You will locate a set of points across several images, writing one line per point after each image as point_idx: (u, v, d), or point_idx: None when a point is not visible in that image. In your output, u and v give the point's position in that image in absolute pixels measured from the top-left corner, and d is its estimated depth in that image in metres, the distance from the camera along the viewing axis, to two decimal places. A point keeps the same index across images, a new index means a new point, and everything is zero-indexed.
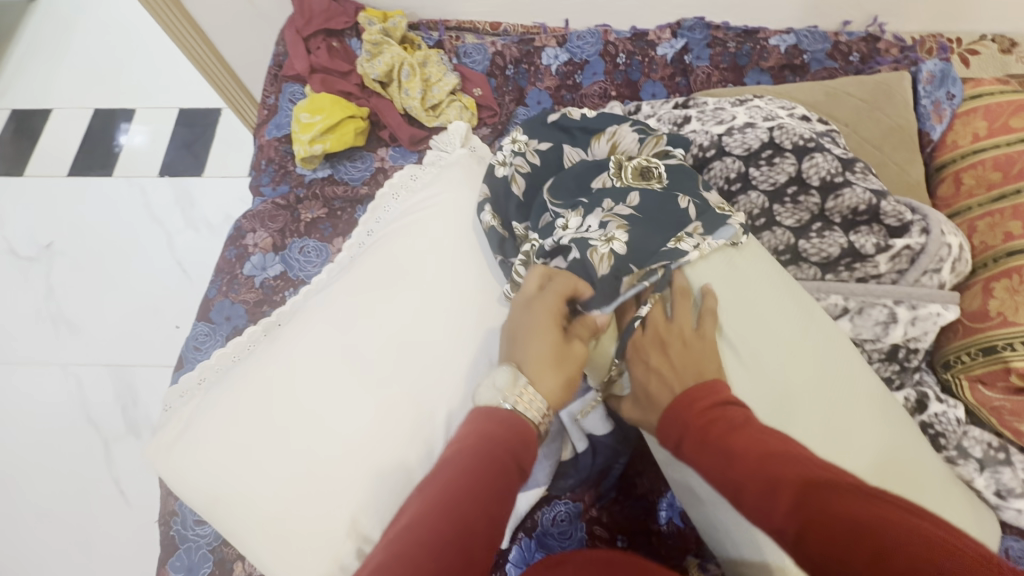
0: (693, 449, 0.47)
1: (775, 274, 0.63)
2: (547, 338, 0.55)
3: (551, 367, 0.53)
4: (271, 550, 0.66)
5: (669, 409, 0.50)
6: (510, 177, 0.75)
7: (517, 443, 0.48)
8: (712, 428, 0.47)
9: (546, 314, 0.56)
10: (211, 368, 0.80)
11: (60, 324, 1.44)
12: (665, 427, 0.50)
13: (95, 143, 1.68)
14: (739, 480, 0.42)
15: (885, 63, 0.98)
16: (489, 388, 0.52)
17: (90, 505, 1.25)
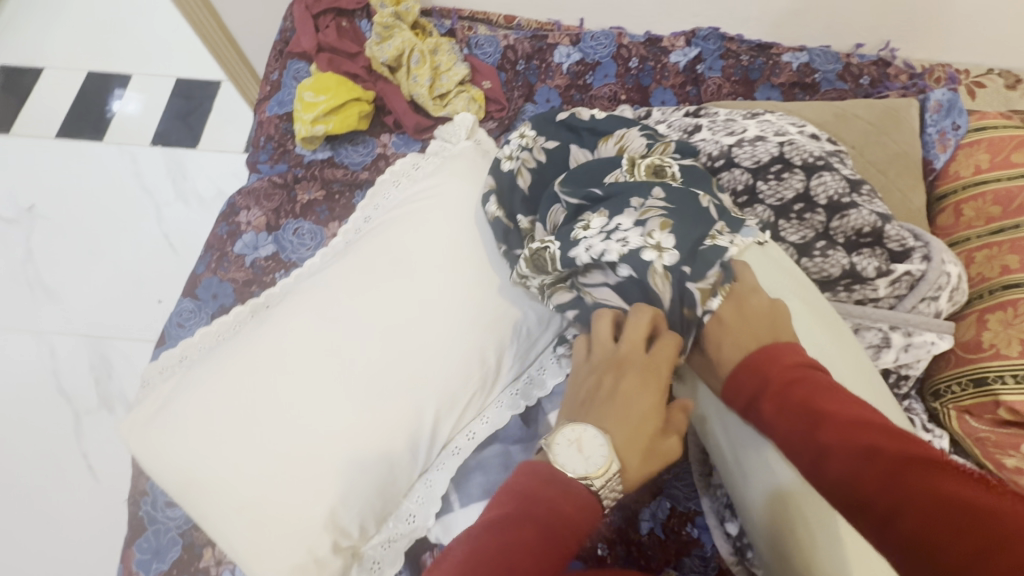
0: (769, 407, 0.46)
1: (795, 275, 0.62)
2: (649, 418, 0.49)
3: (642, 453, 0.47)
4: (245, 538, 0.64)
5: (749, 367, 0.50)
6: (517, 170, 0.73)
7: (583, 516, 0.43)
8: (795, 389, 0.45)
9: (655, 387, 0.50)
10: (194, 346, 0.78)
11: (38, 289, 1.40)
12: (740, 383, 0.50)
13: (88, 106, 1.64)
14: (822, 444, 0.41)
15: (893, 88, 0.98)
16: (570, 448, 0.46)
17: (57, 477, 1.22)
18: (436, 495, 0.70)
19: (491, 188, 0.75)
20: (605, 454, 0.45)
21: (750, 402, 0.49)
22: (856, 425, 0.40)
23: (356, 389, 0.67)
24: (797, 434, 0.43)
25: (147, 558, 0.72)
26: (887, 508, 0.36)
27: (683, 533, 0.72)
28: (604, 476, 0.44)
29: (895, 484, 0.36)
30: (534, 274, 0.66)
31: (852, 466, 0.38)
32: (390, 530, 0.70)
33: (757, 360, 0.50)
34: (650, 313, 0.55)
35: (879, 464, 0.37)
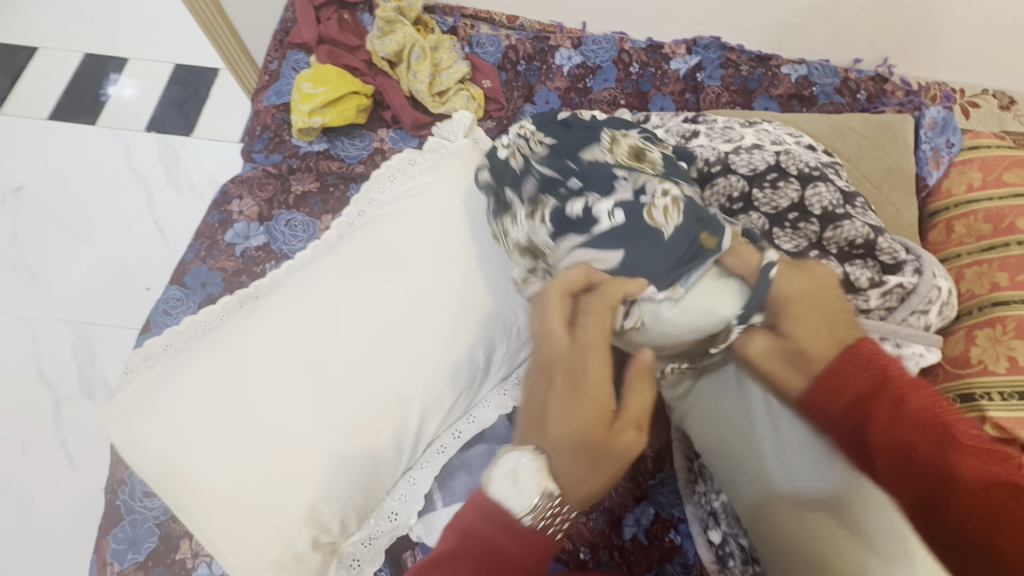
0: (881, 411, 0.45)
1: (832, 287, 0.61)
2: (585, 424, 0.44)
3: (588, 466, 0.45)
4: (225, 532, 0.63)
5: (846, 364, 0.47)
6: (510, 155, 0.67)
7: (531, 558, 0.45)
8: (911, 397, 0.45)
9: (586, 392, 0.44)
10: (179, 335, 0.77)
11: (22, 271, 1.38)
12: (846, 376, 0.46)
13: (82, 89, 1.62)
14: (941, 460, 0.42)
15: (889, 105, 0.99)
16: (508, 478, 0.46)
17: (33, 464, 1.20)
18: (420, 492, 0.70)
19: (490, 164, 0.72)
20: (538, 485, 0.44)
21: (848, 402, 0.46)
22: (963, 448, 0.44)
23: (345, 382, 0.66)
24: (912, 445, 0.43)
25: (122, 549, 0.70)
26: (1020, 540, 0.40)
27: (666, 540, 0.72)
28: (542, 498, 0.44)
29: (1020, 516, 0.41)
30: (516, 223, 0.64)
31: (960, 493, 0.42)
32: (372, 528, 0.70)
33: (856, 354, 0.47)
34: (581, 272, 0.55)
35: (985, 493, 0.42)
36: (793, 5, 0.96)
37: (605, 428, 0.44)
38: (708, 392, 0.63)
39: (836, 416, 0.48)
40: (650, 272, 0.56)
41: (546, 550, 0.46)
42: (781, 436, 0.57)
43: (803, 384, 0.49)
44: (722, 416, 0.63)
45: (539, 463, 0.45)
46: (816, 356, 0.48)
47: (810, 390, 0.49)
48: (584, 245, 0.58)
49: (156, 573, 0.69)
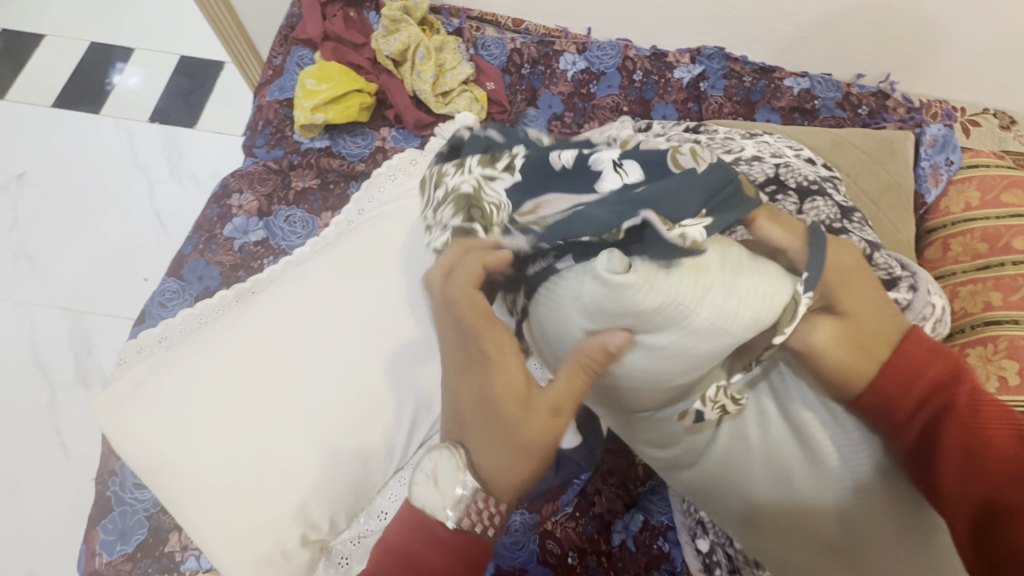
0: (957, 400, 0.46)
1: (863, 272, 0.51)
2: (500, 404, 0.44)
3: (511, 448, 0.44)
4: (212, 527, 0.63)
5: (902, 351, 0.48)
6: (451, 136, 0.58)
7: (456, 566, 0.45)
8: (984, 396, 0.46)
9: (495, 366, 0.45)
10: (175, 328, 0.77)
11: (21, 258, 1.38)
12: (911, 359, 0.48)
13: (86, 77, 1.61)
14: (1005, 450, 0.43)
15: (890, 121, 0.99)
16: (428, 482, 0.47)
17: (26, 451, 1.20)
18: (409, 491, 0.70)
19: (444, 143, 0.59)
20: (461, 480, 0.45)
21: (920, 396, 0.47)
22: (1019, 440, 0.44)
23: (338, 379, 0.66)
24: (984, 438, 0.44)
25: (111, 540, 0.70)
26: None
27: (654, 547, 0.72)
28: (462, 490, 0.45)
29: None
30: (457, 171, 0.53)
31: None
32: (361, 527, 0.71)
33: (924, 347, 0.49)
34: (478, 260, 0.47)
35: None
36: (797, 19, 0.97)
37: (522, 400, 0.44)
38: (743, 418, 0.57)
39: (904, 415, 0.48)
40: (671, 212, 0.43)
41: (468, 547, 0.45)
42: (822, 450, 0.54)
43: (867, 372, 0.49)
44: (758, 443, 0.57)
45: (456, 459, 0.46)
46: (861, 342, 0.49)
47: (876, 379, 0.48)
48: (561, 189, 0.47)
49: (144, 565, 0.69)
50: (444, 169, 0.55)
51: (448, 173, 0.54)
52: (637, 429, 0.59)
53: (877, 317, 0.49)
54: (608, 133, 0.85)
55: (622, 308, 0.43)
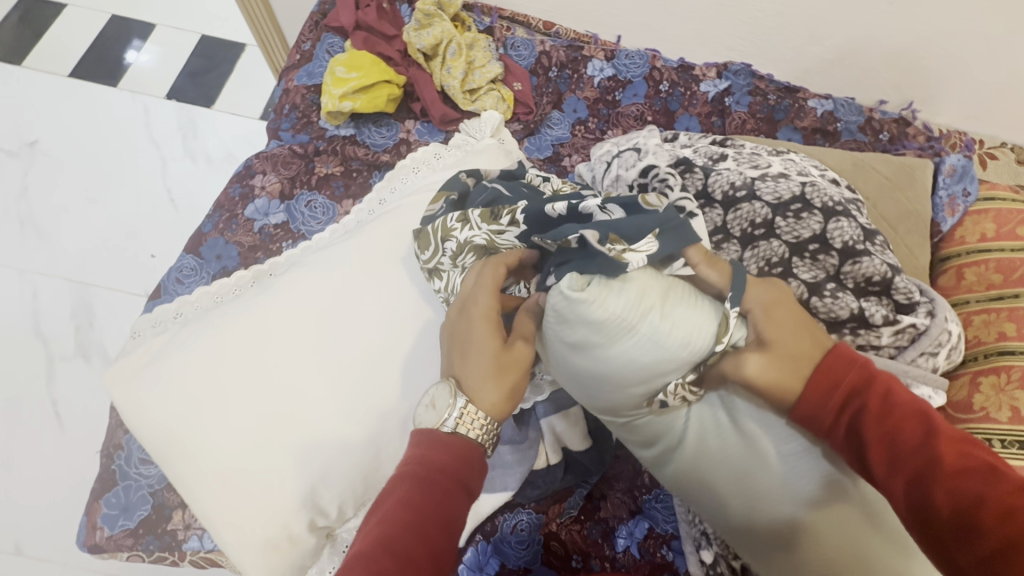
0: (872, 401, 0.45)
1: (790, 303, 0.52)
2: (484, 340, 0.50)
3: (492, 378, 0.49)
4: (220, 509, 0.62)
5: (821, 363, 0.48)
6: (439, 195, 0.70)
7: (462, 463, 0.46)
8: (898, 391, 0.46)
9: (479, 314, 0.52)
10: (191, 305, 0.76)
11: (27, 226, 1.36)
12: (830, 366, 0.48)
13: (105, 49, 1.61)
14: (932, 447, 0.42)
15: (910, 148, 1.00)
16: (424, 409, 0.49)
17: (21, 421, 1.18)
18: None
19: (440, 194, 0.71)
20: (450, 401, 0.48)
21: (839, 399, 0.47)
22: (948, 440, 0.42)
23: (353, 366, 0.66)
24: (898, 431, 0.43)
25: (113, 514, 0.70)
26: (998, 513, 0.37)
27: (657, 555, 0.72)
28: (454, 410, 0.47)
29: (1006, 496, 0.38)
30: (464, 226, 0.62)
31: (943, 476, 0.40)
32: None
33: (844, 355, 0.48)
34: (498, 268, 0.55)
35: (968, 475, 0.39)
36: (825, 42, 0.98)
37: (501, 340, 0.51)
38: (699, 430, 0.57)
39: (833, 423, 0.47)
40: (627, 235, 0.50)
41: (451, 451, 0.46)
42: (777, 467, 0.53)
43: (794, 385, 0.48)
44: (716, 455, 0.56)
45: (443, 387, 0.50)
46: (785, 351, 0.49)
47: (803, 390, 0.48)
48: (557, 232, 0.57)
49: (146, 541, 0.69)
50: (449, 225, 0.64)
51: (454, 228, 0.63)
52: (620, 432, 0.61)
53: (797, 338, 0.49)
54: (636, 140, 0.86)
55: (580, 318, 0.48)
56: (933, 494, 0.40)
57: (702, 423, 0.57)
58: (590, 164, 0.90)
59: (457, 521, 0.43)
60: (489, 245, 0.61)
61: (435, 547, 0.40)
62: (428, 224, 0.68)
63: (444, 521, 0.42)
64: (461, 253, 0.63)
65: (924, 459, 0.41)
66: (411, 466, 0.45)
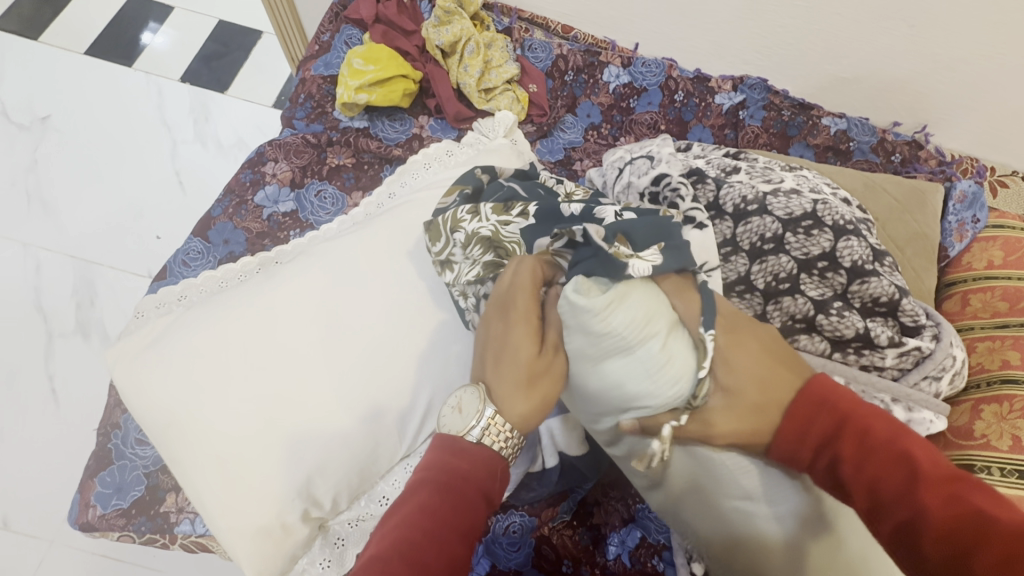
0: (848, 448, 0.44)
1: (761, 347, 0.49)
2: (520, 345, 0.48)
3: (525, 387, 0.48)
4: (214, 494, 0.62)
5: (792, 409, 0.46)
6: (455, 188, 0.71)
7: (484, 473, 0.45)
8: (876, 429, 0.43)
9: (516, 315, 0.49)
10: (196, 288, 0.77)
11: (34, 201, 1.36)
12: (803, 411, 0.46)
13: (123, 29, 1.61)
14: (917, 497, 0.40)
15: (921, 171, 1.00)
16: (451, 412, 0.48)
17: (16, 394, 1.18)
18: None
19: (454, 187, 0.71)
20: (480, 410, 0.46)
21: (814, 445, 0.46)
22: (935, 485, 0.40)
23: (355, 359, 0.66)
24: (879, 479, 0.42)
25: (107, 493, 0.70)
26: (993, 566, 0.36)
27: (649, 565, 0.71)
28: (481, 419, 0.46)
29: (1002, 543, 0.36)
30: (473, 218, 0.63)
31: (931, 530, 0.39)
32: (360, 510, 0.71)
33: (818, 395, 0.46)
34: (536, 267, 0.52)
35: (960, 527, 0.38)
36: (843, 60, 0.97)
37: (537, 347, 0.49)
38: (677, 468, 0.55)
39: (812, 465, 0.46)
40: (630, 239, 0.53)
41: (476, 458, 0.45)
42: (753, 490, 0.53)
43: (765, 433, 0.48)
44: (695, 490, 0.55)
45: (470, 392, 0.48)
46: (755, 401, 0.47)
47: (777, 436, 0.47)
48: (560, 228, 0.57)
49: (137, 522, 0.68)
50: (460, 216, 0.64)
51: (463, 220, 0.64)
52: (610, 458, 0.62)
53: (764, 381, 0.47)
54: (649, 148, 0.85)
55: (577, 325, 0.48)
56: (922, 546, 0.39)
57: (682, 451, 0.55)
58: (601, 169, 0.90)
59: (475, 532, 0.43)
60: (495, 237, 0.61)
61: (452, 556, 0.40)
62: (440, 215, 0.68)
63: (462, 530, 0.41)
64: (467, 244, 0.63)
65: (909, 511, 0.40)
66: (432, 471, 0.45)
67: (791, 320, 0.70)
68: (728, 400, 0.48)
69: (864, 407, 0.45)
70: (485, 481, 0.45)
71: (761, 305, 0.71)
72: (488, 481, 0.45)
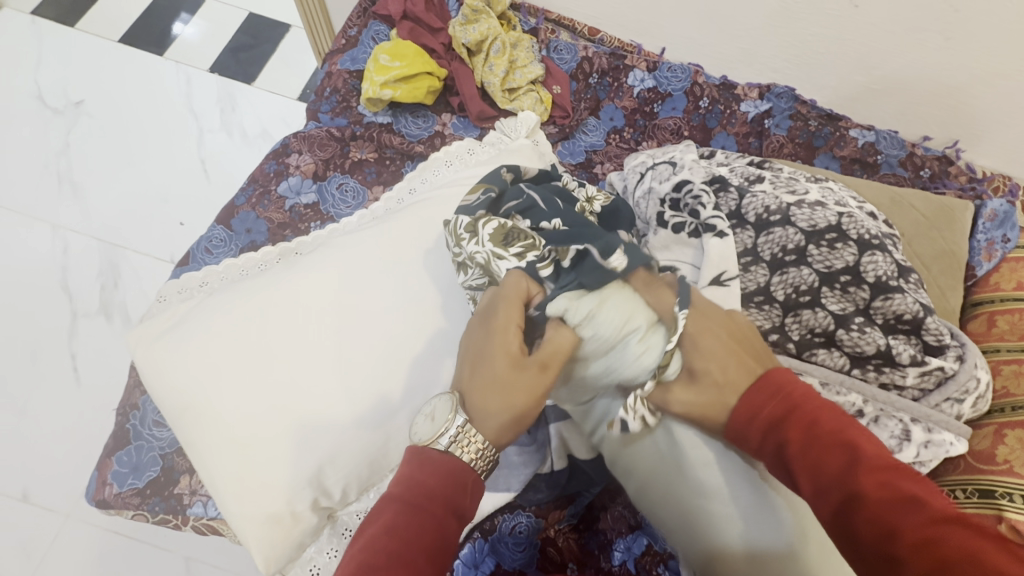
0: (793, 433, 0.47)
1: (728, 334, 0.55)
2: (492, 353, 0.50)
3: (498, 394, 0.49)
4: (226, 478, 0.63)
5: (749, 391, 0.51)
6: (478, 189, 0.69)
7: (451, 487, 0.45)
8: (823, 420, 0.46)
9: (496, 327, 0.52)
10: (217, 275, 0.78)
11: (65, 183, 1.40)
12: (757, 398, 0.50)
13: (156, 19, 1.64)
14: (854, 476, 0.42)
15: (951, 187, 0.98)
16: (425, 421, 0.50)
17: (40, 371, 1.21)
18: None
19: (480, 185, 0.69)
20: (448, 418, 0.48)
21: (762, 427, 0.49)
22: (870, 468, 0.42)
23: (370, 351, 0.67)
24: (820, 461, 0.44)
25: (123, 472, 0.71)
26: (913, 541, 0.37)
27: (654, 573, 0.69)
28: (451, 427, 0.48)
29: (921, 524, 0.38)
30: (473, 240, 0.62)
31: (863, 505, 0.41)
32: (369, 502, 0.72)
33: (771, 386, 0.50)
34: (520, 281, 0.56)
35: (890, 506, 0.40)
36: (874, 71, 0.96)
37: (510, 356, 0.50)
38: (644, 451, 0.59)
39: (756, 444, 0.50)
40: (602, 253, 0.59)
41: (449, 472, 0.46)
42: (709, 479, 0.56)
43: (723, 409, 0.52)
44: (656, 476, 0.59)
45: (444, 401, 0.50)
46: (717, 381, 0.52)
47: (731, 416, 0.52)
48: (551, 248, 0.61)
49: (151, 503, 0.70)
50: (459, 234, 0.63)
51: (462, 240, 0.63)
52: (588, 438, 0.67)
53: (727, 366, 0.52)
54: (672, 154, 0.85)
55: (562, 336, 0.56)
56: (855, 523, 0.40)
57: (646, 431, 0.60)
58: (622, 173, 0.89)
59: (447, 545, 0.43)
60: (487, 266, 0.60)
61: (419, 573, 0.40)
62: (467, 212, 0.66)
63: (432, 543, 0.42)
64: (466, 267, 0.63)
65: (846, 489, 0.42)
66: (401, 487, 0.45)
67: (810, 333, 0.69)
68: (693, 378, 0.54)
69: (813, 397, 0.48)
70: (453, 496, 0.45)
71: (780, 317, 0.70)
72: (457, 497, 0.45)
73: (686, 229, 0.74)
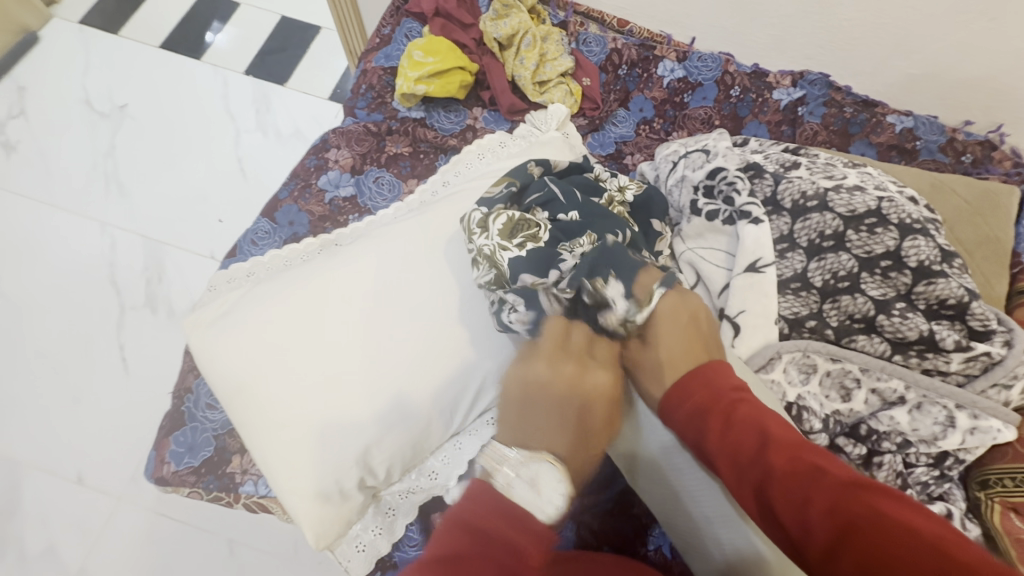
0: (716, 423, 0.51)
1: (690, 322, 0.61)
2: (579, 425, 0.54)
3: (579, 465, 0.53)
4: (276, 455, 0.66)
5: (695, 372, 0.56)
6: (501, 182, 0.71)
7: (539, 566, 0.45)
8: (740, 409, 0.52)
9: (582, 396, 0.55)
10: (263, 266, 0.81)
11: (111, 183, 1.46)
12: (689, 387, 0.55)
13: (194, 25, 1.71)
14: (766, 458, 0.48)
15: (993, 173, 0.96)
16: (525, 485, 0.47)
17: (92, 362, 1.27)
18: (461, 457, 0.73)
19: (503, 179, 0.71)
20: (564, 494, 0.48)
21: (691, 416, 0.53)
22: (778, 448, 0.48)
23: (412, 336, 0.69)
24: (739, 449, 0.49)
25: (180, 452, 0.75)
26: (824, 511, 0.43)
27: None
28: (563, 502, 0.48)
29: (831, 497, 0.44)
30: (484, 234, 0.65)
31: (778, 479, 0.46)
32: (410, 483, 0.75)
33: (699, 379, 0.55)
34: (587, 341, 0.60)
35: (797, 481, 0.46)
36: (914, 55, 0.94)
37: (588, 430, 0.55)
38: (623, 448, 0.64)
39: (684, 426, 0.54)
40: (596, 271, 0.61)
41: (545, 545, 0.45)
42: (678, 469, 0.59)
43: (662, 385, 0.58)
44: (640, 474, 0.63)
45: (557, 470, 0.49)
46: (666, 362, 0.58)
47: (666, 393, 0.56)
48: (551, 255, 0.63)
49: (206, 480, 0.73)
50: (472, 227, 0.66)
51: (474, 233, 0.66)
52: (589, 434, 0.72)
53: (680, 348, 0.59)
54: (704, 142, 0.84)
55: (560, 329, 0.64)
56: (774, 502, 0.46)
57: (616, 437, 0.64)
58: (653, 163, 0.89)
59: None
60: (493, 258, 0.64)
61: None
62: (490, 206, 0.68)
63: None
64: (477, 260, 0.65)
65: (762, 470, 0.48)
66: (500, 546, 0.43)
67: (849, 319, 0.69)
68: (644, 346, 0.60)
69: (731, 384, 0.54)
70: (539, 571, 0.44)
71: (818, 303, 0.70)
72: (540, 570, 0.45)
73: (720, 216, 0.74)
